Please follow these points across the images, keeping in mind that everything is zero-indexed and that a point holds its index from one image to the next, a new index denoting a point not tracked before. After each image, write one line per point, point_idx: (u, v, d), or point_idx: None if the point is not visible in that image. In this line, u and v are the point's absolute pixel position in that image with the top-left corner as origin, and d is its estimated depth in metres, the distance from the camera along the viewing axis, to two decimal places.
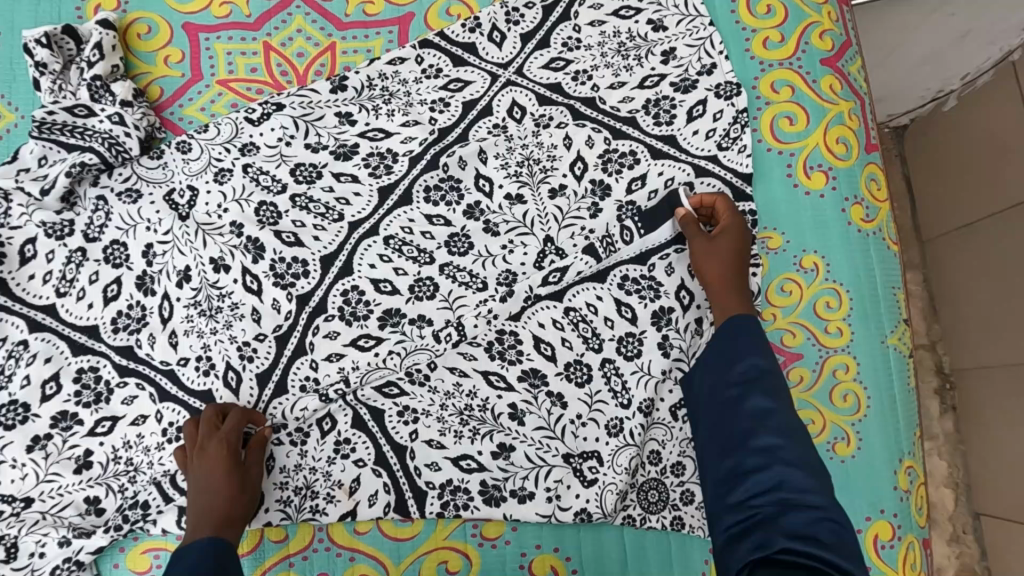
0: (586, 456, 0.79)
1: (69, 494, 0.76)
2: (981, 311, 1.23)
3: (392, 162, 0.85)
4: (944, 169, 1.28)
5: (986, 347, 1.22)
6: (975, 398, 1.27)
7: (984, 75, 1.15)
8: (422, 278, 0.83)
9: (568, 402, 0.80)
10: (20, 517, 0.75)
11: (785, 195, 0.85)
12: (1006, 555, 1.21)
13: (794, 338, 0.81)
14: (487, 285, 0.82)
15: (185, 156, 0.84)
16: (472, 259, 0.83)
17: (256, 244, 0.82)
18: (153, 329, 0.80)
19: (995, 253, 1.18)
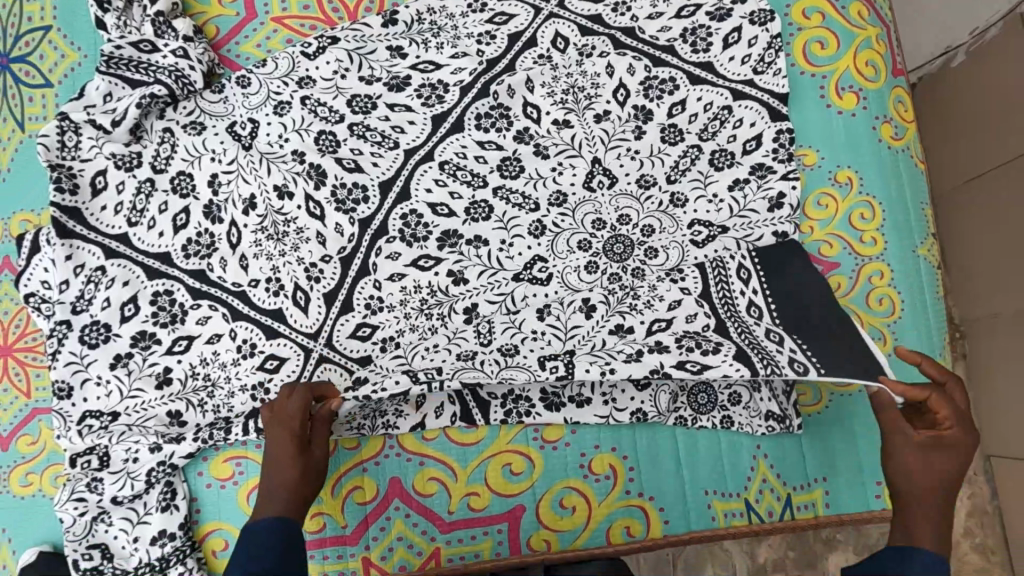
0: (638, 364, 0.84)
1: (152, 409, 0.80)
2: (993, 256, 1.32)
3: (444, 92, 0.88)
4: (955, 127, 1.37)
5: (999, 292, 1.31)
6: (986, 343, 1.36)
7: (993, 28, 1.23)
8: (477, 200, 0.87)
9: (621, 315, 0.85)
10: (108, 429, 0.78)
11: (819, 115, 0.90)
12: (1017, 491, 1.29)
13: (831, 249, 0.86)
14: (540, 206, 0.87)
15: (244, 91, 0.87)
16: (524, 182, 0.87)
17: (318, 171, 0.86)
18: (223, 254, 0.84)
19: (1008, 198, 1.27)
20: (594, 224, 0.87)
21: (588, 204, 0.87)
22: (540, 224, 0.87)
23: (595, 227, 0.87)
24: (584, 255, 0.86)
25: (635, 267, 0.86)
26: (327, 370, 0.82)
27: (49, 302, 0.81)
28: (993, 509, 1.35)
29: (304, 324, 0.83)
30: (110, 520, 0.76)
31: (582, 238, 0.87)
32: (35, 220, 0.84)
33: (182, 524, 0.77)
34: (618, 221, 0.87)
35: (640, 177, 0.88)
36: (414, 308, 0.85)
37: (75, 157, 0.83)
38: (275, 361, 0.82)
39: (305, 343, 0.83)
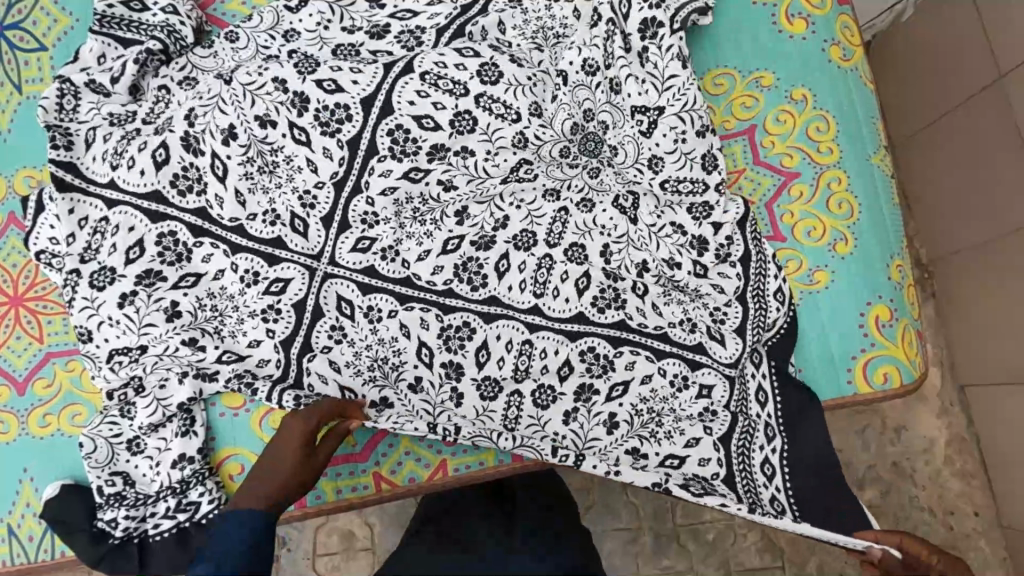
0: (620, 241, 0.88)
1: (168, 340, 0.83)
2: (954, 193, 1.42)
3: (421, 35, 0.94)
4: (912, 71, 1.48)
5: (962, 228, 1.41)
6: (952, 279, 1.45)
7: None
8: (460, 112, 0.87)
9: (623, 242, 0.88)
10: (140, 361, 0.82)
11: (773, 41, 0.97)
12: (994, 414, 1.37)
13: (792, 160, 0.93)
14: (521, 116, 0.88)
15: (234, 45, 0.91)
16: (504, 89, 0.88)
17: (301, 99, 0.87)
18: (217, 191, 0.86)
19: (964, 135, 1.37)
20: (570, 130, 0.91)
21: (562, 109, 0.91)
22: (522, 136, 0.88)
23: (569, 133, 0.91)
24: (566, 160, 0.91)
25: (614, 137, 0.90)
26: (333, 284, 0.86)
27: (60, 256, 0.84)
28: (972, 435, 1.42)
29: (306, 247, 0.86)
30: (144, 445, 0.81)
31: (563, 147, 0.91)
32: (38, 177, 0.88)
33: (200, 449, 0.81)
34: (585, 118, 0.91)
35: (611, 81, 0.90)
36: (408, 217, 0.88)
37: (72, 120, 0.86)
38: (280, 283, 0.85)
39: (308, 264, 0.86)
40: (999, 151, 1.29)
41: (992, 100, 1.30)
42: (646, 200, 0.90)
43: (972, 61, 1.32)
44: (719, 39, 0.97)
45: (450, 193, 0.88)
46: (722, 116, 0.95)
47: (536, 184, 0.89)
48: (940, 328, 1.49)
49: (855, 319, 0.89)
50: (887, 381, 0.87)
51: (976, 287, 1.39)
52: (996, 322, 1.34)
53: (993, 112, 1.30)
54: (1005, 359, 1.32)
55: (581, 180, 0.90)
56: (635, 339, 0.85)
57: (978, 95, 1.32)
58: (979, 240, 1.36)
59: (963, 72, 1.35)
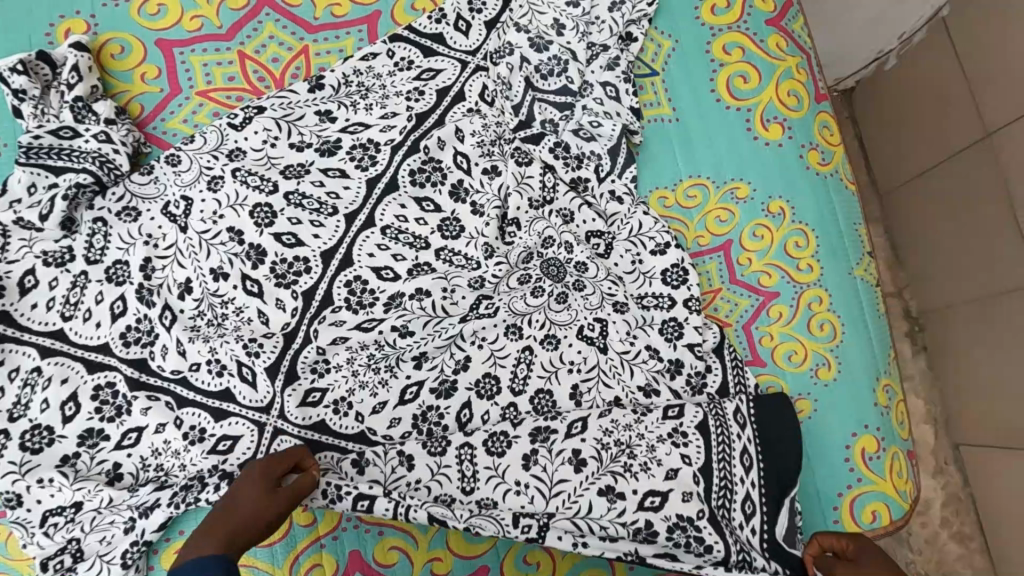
0: (588, 377, 0.83)
1: (105, 492, 0.77)
2: (940, 249, 1.38)
3: (376, 151, 0.89)
4: (897, 131, 1.44)
5: (952, 282, 1.37)
6: (944, 337, 1.40)
7: (919, 32, 1.31)
8: (420, 262, 0.87)
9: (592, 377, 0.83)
10: (76, 520, 0.76)
11: (748, 148, 0.92)
12: (991, 481, 1.32)
13: (770, 279, 0.88)
14: (476, 261, 0.87)
15: (176, 169, 0.86)
16: (465, 242, 0.87)
17: (257, 251, 0.84)
18: (164, 341, 0.82)
19: (949, 191, 1.33)
20: (525, 258, 0.87)
21: (517, 248, 0.87)
22: (480, 279, 0.86)
23: (526, 261, 0.87)
24: (527, 286, 0.86)
25: (579, 261, 0.86)
26: (282, 441, 0.80)
27: None
28: (968, 498, 1.37)
29: (254, 399, 0.81)
30: None
31: (522, 274, 0.87)
32: None
33: None
34: (543, 245, 0.87)
35: (563, 216, 0.88)
36: (362, 364, 0.83)
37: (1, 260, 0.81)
38: (227, 441, 0.80)
39: (256, 418, 0.81)
40: (990, 208, 1.26)
41: (980, 156, 1.26)
42: (614, 327, 0.84)
43: (958, 121, 1.29)
44: (692, 149, 0.92)
45: (407, 341, 0.84)
46: (695, 232, 0.89)
47: (497, 319, 0.84)
48: (934, 394, 1.43)
49: (840, 450, 0.84)
50: (876, 519, 0.82)
51: (972, 347, 1.34)
52: (994, 385, 1.29)
53: (980, 170, 1.26)
54: (1001, 423, 1.28)
55: (543, 313, 0.85)
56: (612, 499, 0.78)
57: (963, 153, 1.29)
58: (969, 297, 1.33)
59: (950, 130, 1.31)
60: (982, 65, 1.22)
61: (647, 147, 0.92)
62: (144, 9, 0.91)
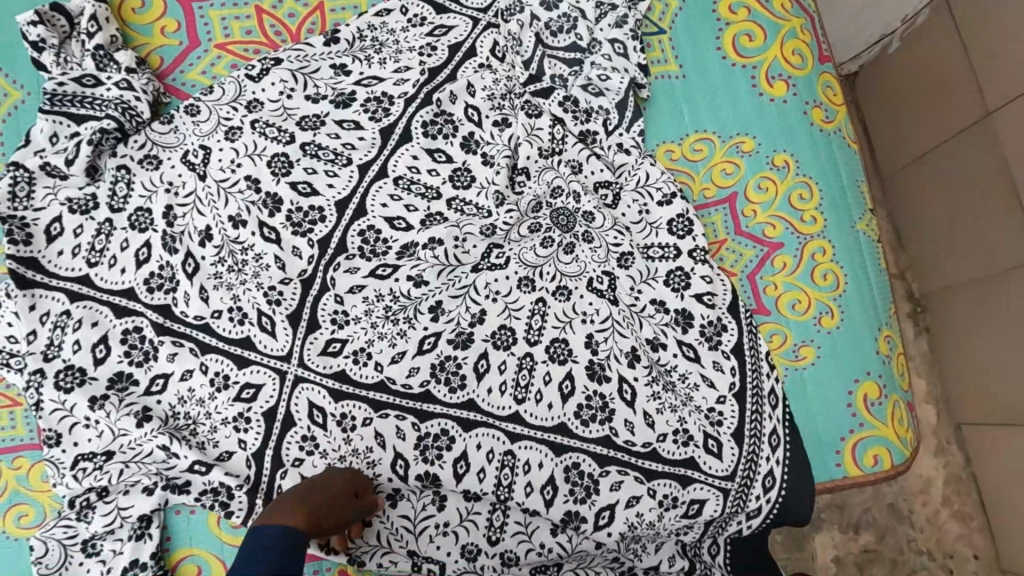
0: (604, 328, 0.84)
1: (144, 445, 0.78)
2: (942, 228, 1.39)
3: (389, 104, 0.91)
4: (898, 114, 1.45)
5: (955, 261, 1.38)
6: (947, 314, 1.41)
7: (922, 14, 1.33)
8: (432, 213, 0.89)
9: (606, 330, 0.84)
10: (104, 470, 0.77)
11: (753, 104, 0.93)
12: (991, 456, 1.33)
13: (774, 230, 0.89)
14: (489, 211, 0.89)
15: (195, 119, 0.88)
16: (476, 192, 0.90)
17: (274, 199, 0.87)
18: (185, 288, 0.83)
19: (951, 171, 1.35)
20: (534, 208, 0.89)
21: (528, 195, 0.89)
22: (491, 226, 0.88)
23: (535, 210, 0.89)
24: (538, 236, 0.88)
25: (587, 213, 0.88)
26: (304, 389, 0.82)
27: (19, 355, 0.80)
28: (969, 475, 1.38)
29: (273, 347, 0.83)
30: (101, 547, 0.77)
31: (533, 224, 0.88)
32: None
33: (153, 554, 0.78)
34: (552, 195, 0.89)
35: (572, 165, 0.90)
36: (380, 317, 0.85)
37: (28, 207, 0.83)
38: (251, 389, 0.82)
39: (278, 366, 0.83)
40: (992, 185, 1.27)
41: (980, 138, 1.28)
42: (625, 281, 0.87)
43: (959, 102, 1.31)
44: (697, 106, 0.94)
45: (422, 291, 0.86)
46: (701, 184, 0.91)
47: (509, 271, 0.86)
48: (935, 376, 1.44)
49: (842, 398, 0.85)
50: (878, 464, 0.84)
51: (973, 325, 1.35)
52: (994, 371, 1.30)
53: (982, 150, 1.28)
54: (1001, 399, 1.29)
55: (553, 265, 0.87)
56: (623, 459, 0.81)
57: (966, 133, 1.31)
58: (972, 276, 1.34)
59: (953, 110, 1.33)
60: (987, 44, 1.24)
61: (655, 104, 0.94)
62: None
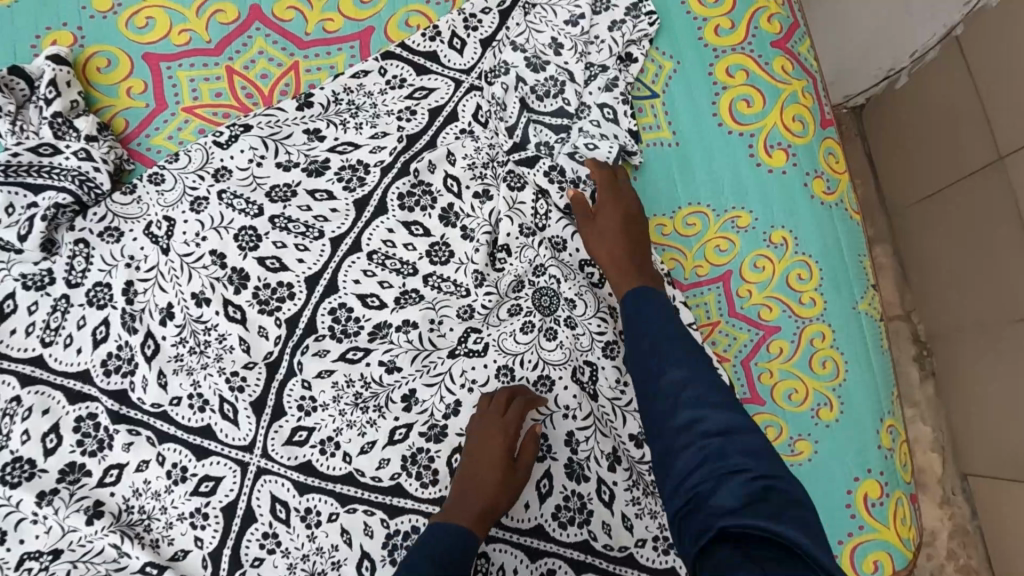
0: (586, 425, 0.80)
1: (94, 543, 0.74)
2: (950, 271, 1.35)
3: (364, 174, 0.86)
4: (909, 149, 1.41)
5: (962, 306, 1.33)
6: (951, 360, 1.37)
7: (931, 51, 1.28)
8: (407, 290, 0.84)
9: (588, 429, 0.80)
10: (49, 571, 0.73)
11: (750, 174, 0.88)
12: (996, 512, 1.29)
13: (771, 312, 0.84)
14: (467, 290, 0.84)
15: (159, 188, 0.83)
16: (454, 268, 0.85)
17: (240, 274, 0.82)
18: (143, 371, 0.79)
19: (960, 214, 1.30)
20: (514, 287, 0.85)
21: (507, 275, 0.85)
22: (469, 309, 0.84)
23: (516, 290, 0.84)
24: (517, 320, 0.83)
25: (569, 297, 0.83)
26: (267, 481, 0.78)
27: None
28: (975, 528, 1.34)
29: (236, 437, 0.78)
30: None
31: (511, 305, 0.84)
32: None
33: None
34: (534, 274, 0.84)
35: (552, 244, 0.85)
36: (349, 403, 0.80)
37: None
38: (209, 482, 0.77)
39: (240, 457, 0.78)
40: (1002, 230, 1.22)
41: (991, 181, 1.22)
42: (603, 374, 0.82)
43: (970, 141, 1.25)
44: (691, 178, 0.88)
45: (395, 378, 0.81)
46: (694, 261, 0.86)
47: (487, 359, 0.81)
48: (940, 419, 1.40)
49: (840, 494, 0.80)
50: (878, 569, 0.78)
51: (978, 374, 1.31)
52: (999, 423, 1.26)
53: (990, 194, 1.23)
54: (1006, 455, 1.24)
55: (535, 353, 0.82)
56: (601, 566, 0.77)
57: (975, 176, 1.26)
58: (979, 324, 1.29)
59: (962, 151, 1.27)
60: (995, 87, 1.17)
61: (648, 173, 0.89)
62: (132, 22, 0.89)
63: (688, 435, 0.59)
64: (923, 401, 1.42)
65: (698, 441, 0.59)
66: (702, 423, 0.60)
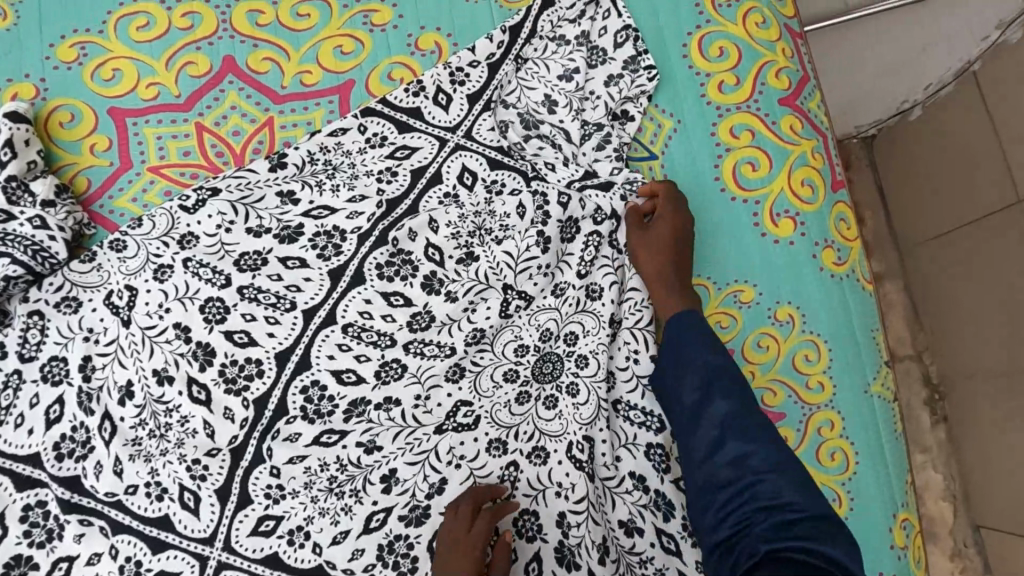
0: (578, 508, 0.73)
1: None
2: (963, 314, 1.30)
3: (341, 241, 0.80)
4: (922, 185, 1.36)
5: (975, 351, 1.27)
6: (964, 405, 1.31)
7: (946, 87, 1.25)
8: (387, 361, 0.78)
9: (582, 515, 0.72)
10: None
11: (753, 244, 0.82)
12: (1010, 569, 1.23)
13: (775, 398, 0.78)
14: (456, 349, 0.79)
15: (121, 255, 0.78)
16: (437, 330, 0.79)
17: (205, 349, 0.77)
18: (99, 455, 0.74)
19: (977, 255, 1.25)
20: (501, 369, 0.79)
21: (507, 331, 0.80)
22: (457, 368, 0.79)
23: (517, 355, 0.79)
24: (512, 386, 0.78)
25: (569, 383, 0.77)
26: None
27: None
28: None
29: (195, 529, 0.73)
30: None
31: (506, 369, 0.79)
32: None
33: None
34: (541, 339, 0.79)
35: (541, 329, 0.80)
36: (322, 490, 0.74)
37: None
38: None
39: (199, 551, 0.72)
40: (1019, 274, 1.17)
41: (1009, 223, 1.18)
42: (603, 448, 0.75)
43: (987, 181, 1.21)
44: (690, 246, 0.82)
45: (374, 458, 0.75)
46: None
47: (478, 432, 0.76)
48: (952, 466, 1.34)
49: None
50: None
51: (991, 422, 1.25)
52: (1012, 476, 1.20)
53: (1007, 237, 1.18)
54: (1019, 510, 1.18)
55: (531, 423, 0.77)
56: None
57: (992, 217, 1.21)
58: (993, 371, 1.23)
59: (980, 189, 1.23)
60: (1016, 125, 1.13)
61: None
62: (97, 73, 0.84)
63: (734, 470, 0.63)
64: (934, 447, 1.36)
65: (745, 476, 0.62)
66: (750, 457, 0.63)
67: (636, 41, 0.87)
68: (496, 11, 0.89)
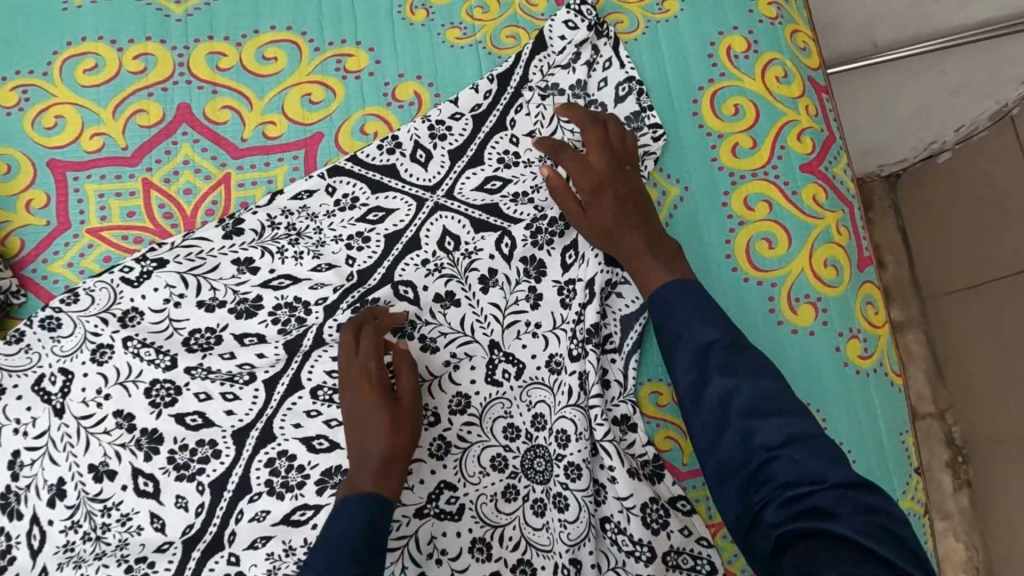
0: None
1: None
2: (997, 374, 1.13)
3: (305, 314, 0.71)
4: (953, 229, 1.21)
5: (1009, 417, 1.11)
6: (994, 474, 1.14)
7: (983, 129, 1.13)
8: None
9: None
10: None
11: (767, 333, 0.72)
12: None
13: None
14: (440, 418, 0.68)
15: (54, 334, 0.69)
16: None
17: (152, 437, 0.68)
18: (20, 567, 0.65)
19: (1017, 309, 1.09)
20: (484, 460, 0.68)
21: (498, 404, 0.69)
22: (443, 442, 0.68)
23: (507, 439, 0.69)
24: (499, 477, 0.67)
25: (556, 493, 0.67)
26: None
27: None
28: None
29: None
30: None
31: (495, 454, 0.68)
32: None
33: None
34: (533, 426, 0.69)
35: (533, 412, 0.70)
36: None
37: None
38: None
39: None
40: None
41: None
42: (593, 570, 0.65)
43: None
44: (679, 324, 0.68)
45: None
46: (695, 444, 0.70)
47: (461, 526, 0.66)
48: (975, 536, 1.17)
49: None
50: None
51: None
52: None
53: None
54: None
55: (518, 529, 0.66)
56: None
57: None
58: None
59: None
60: None
61: (650, 335, 0.72)
62: (39, 120, 0.75)
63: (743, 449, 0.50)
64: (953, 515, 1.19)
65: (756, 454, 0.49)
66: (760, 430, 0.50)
67: (640, 94, 0.77)
68: (484, 58, 0.80)
